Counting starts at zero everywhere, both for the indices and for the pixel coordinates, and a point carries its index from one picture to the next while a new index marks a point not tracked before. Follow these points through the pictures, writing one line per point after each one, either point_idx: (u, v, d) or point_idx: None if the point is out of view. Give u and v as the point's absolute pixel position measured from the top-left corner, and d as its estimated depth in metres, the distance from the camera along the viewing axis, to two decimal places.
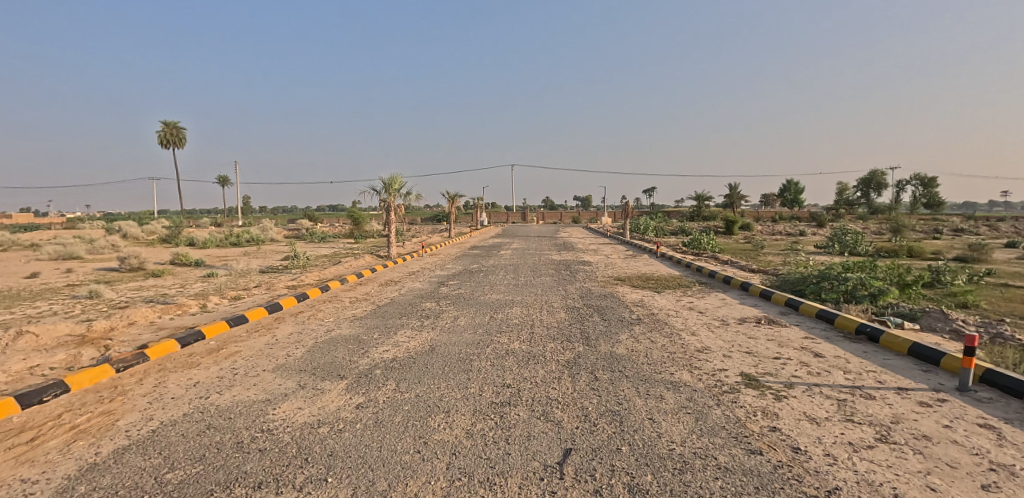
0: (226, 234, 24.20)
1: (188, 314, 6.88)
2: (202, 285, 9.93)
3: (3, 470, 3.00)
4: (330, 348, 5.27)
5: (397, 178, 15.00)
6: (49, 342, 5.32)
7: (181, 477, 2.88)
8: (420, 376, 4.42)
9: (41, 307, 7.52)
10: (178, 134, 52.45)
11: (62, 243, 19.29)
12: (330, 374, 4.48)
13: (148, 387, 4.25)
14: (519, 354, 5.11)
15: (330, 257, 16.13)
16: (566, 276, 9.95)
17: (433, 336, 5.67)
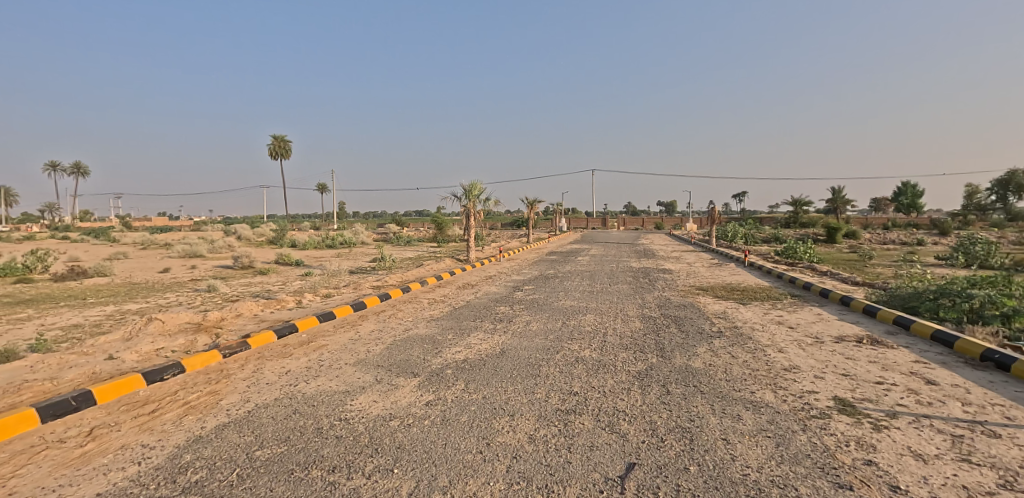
0: (323, 237, 26.41)
1: (286, 309, 7.61)
2: (300, 283, 10.94)
3: (130, 435, 3.52)
4: (407, 346, 5.55)
5: (477, 184, 15.42)
6: (173, 328, 6.16)
7: (267, 455, 3.18)
8: (488, 379, 4.50)
9: (171, 298, 8.74)
10: (285, 147, 58.14)
11: (191, 242, 22.34)
12: (404, 371, 4.72)
13: (248, 372, 4.77)
14: (589, 362, 5.02)
15: (413, 260, 16.94)
16: (644, 284, 9.58)
17: (505, 339, 5.75)
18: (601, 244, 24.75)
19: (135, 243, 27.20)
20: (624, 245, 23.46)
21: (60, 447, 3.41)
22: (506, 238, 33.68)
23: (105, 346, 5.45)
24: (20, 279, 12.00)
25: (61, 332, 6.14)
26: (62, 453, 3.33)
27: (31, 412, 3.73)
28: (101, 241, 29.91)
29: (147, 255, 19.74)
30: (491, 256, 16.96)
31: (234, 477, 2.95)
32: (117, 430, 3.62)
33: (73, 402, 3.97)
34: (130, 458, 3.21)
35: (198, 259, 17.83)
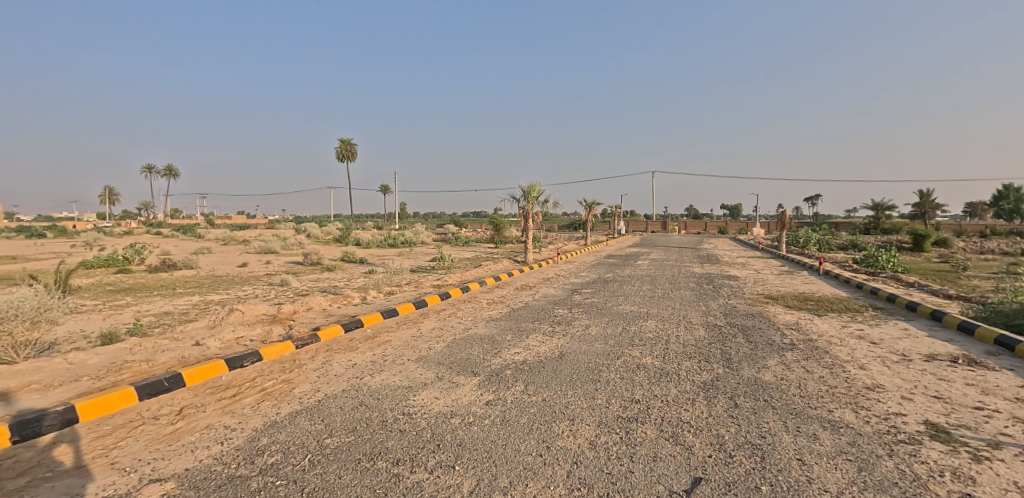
0: (385, 236, 27.44)
1: (352, 304, 7.95)
2: (364, 280, 11.42)
3: (214, 416, 3.79)
4: (466, 345, 5.61)
5: (536, 186, 15.38)
6: (251, 318, 6.60)
7: (336, 444, 3.30)
8: (548, 381, 4.45)
9: (248, 291, 9.40)
10: (351, 149, 60.99)
11: (268, 239, 24.00)
12: (465, 370, 4.77)
13: (317, 363, 5.01)
14: (651, 370, 4.84)
15: (471, 261, 17.18)
16: (708, 291, 9.15)
17: (564, 343, 5.67)
18: (661, 248, 23.95)
19: (218, 239, 29.56)
20: (685, 250, 22.59)
21: (154, 424, 3.72)
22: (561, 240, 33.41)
23: (193, 333, 5.94)
24: (123, 269, 13.38)
25: (156, 319, 6.76)
26: (156, 429, 3.64)
27: (130, 390, 4.14)
28: (188, 237, 32.70)
29: (229, 251, 21.35)
30: (548, 258, 16.86)
31: (307, 462, 3.09)
32: (202, 411, 3.91)
33: (165, 382, 4.36)
34: (214, 437, 3.45)
35: (273, 255, 19.06)
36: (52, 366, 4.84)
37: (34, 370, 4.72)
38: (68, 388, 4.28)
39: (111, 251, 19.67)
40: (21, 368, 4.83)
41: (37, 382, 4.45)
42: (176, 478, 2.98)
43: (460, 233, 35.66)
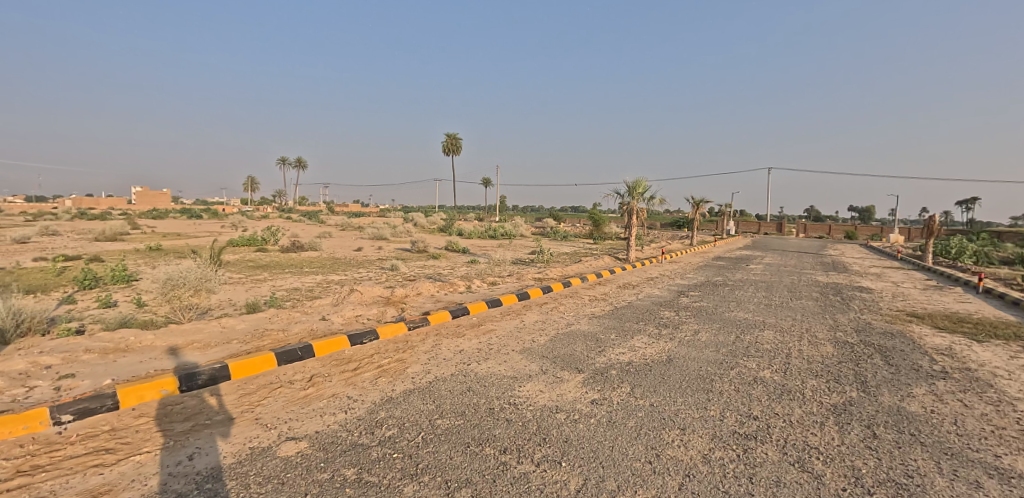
0: (486, 228, 28.37)
1: (457, 292, 8.30)
2: (467, 269, 11.88)
3: (339, 386, 4.15)
4: (570, 341, 5.57)
5: (642, 181, 14.79)
6: (367, 299, 7.17)
7: (446, 425, 3.44)
8: (656, 386, 4.26)
9: (363, 273, 10.24)
10: (456, 144, 63.76)
11: (379, 226, 25.99)
12: (569, 365, 4.73)
13: (427, 346, 5.28)
14: (770, 385, 4.42)
15: (569, 256, 17.05)
16: (837, 303, 8.17)
17: (672, 347, 5.41)
18: (776, 253, 21.88)
19: (337, 225, 32.62)
20: (804, 256, 20.44)
21: (289, 387, 4.17)
22: (660, 239, 31.93)
23: (319, 308, 6.59)
24: (262, 248, 15.31)
25: (289, 294, 7.62)
26: (291, 392, 4.07)
27: (270, 355, 4.69)
28: (315, 222, 36.73)
29: (346, 236, 23.46)
30: (649, 258, 16.19)
31: (420, 439, 3.26)
32: (329, 380, 4.30)
33: (298, 350, 4.87)
34: (339, 406, 3.78)
35: (383, 242, 20.54)
36: (209, 328, 5.66)
37: (196, 331, 5.56)
38: (222, 349, 4.97)
39: (253, 231, 22.61)
40: (187, 327, 5.72)
41: (199, 341, 5.23)
42: (308, 438, 3.30)
43: (555, 227, 35.70)
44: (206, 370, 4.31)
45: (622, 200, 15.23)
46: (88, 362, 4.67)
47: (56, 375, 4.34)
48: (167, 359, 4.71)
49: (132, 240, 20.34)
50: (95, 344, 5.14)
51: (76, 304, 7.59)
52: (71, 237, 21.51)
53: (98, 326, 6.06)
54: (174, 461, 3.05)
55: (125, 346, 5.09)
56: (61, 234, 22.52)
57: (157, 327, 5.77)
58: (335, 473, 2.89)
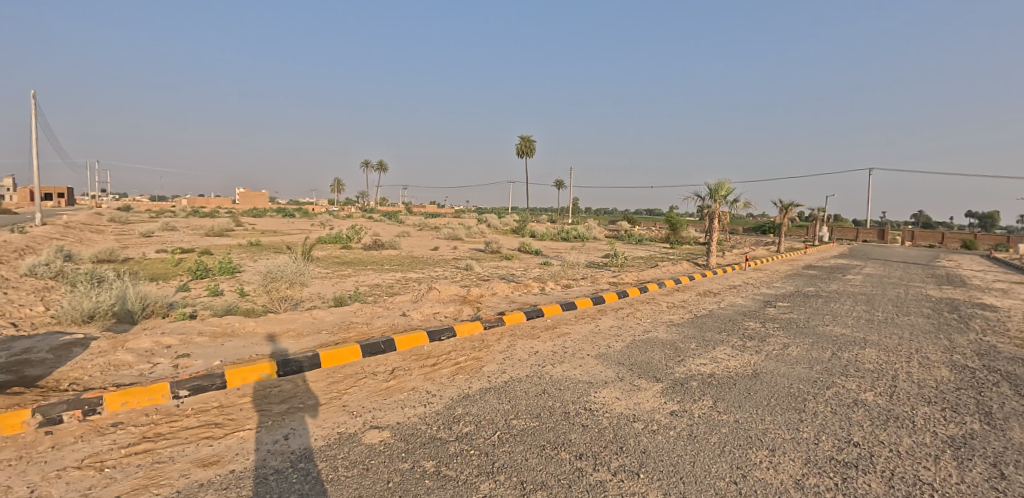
0: (559, 230, 28.36)
1: (531, 293, 8.37)
2: (540, 271, 11.96)
3: (418, 380, 4.34)
4: (648, 349, 5.42)
5: (725, 183, 14.03)
6: (445, 297, 7.44)
7: (522, 426, 3.48)
8: (741, 401, 4.02)
9: (440, 272, 10.65)
10: (529, 145, 64.13)
11: (454, 227, 26.85)
12: (646, 374, 4.60)
13: (502, 346, 5.37)
14: (874, 410, 4.00)
15: (644, 260, 16.56)
16: (959, 322, 7.21)
17: (760, 360, 5.08)
18: (879, 262, 19.77)
19: (414, 225, 34.10)
20: (913, 266, 18.28)
21: (373, 378, 4.42)
22: (741, 244, 30.04)
23: (400, 304, 6.93)
24: (348, 246, 16.39)
25: (372, 289, 8.10)
26: (375, 383, 4.31)
27: (356, 347, 5.01)
28: (395, 221, 38.66)
29: (424, 235, 24.49)
30: (731, 264, 15.30)
31: (496, 438, 3.32)
32: (410, 373, 4.51)
33: (381, 344, 5.15)
34: (419, 399, 3.96)
35: (458, 242, 21.17)
36: (301, 318, 6.16)
37: (291, 320, 6.07)
38: (313, 339, 5.38)
39: (340, 230, 24.25)
40: (283, 316, 6.26)
41: (293, 330, 5.71)
42: (390, 428, 3.48)
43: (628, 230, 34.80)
44: (300, 357, 4.69)
45: (703, 202, 14.55)
46: (201, 344, 5.26)
47: (175, 354, 4.93)
48: (266, 345, 5.19)
49: (238, 235, 22.63)
50: (206, 328, 5.77)
51: (190, 292, 8.58)
52: (190, 232, 24.37)
53: (208, 312, 6.82)
54: (273, 440, 3.34)
55: (232, 331, 5.67)
56: (180, 229, 25.57)
57: (257, 315, 6.38)
58: (415, 464, 3.01)
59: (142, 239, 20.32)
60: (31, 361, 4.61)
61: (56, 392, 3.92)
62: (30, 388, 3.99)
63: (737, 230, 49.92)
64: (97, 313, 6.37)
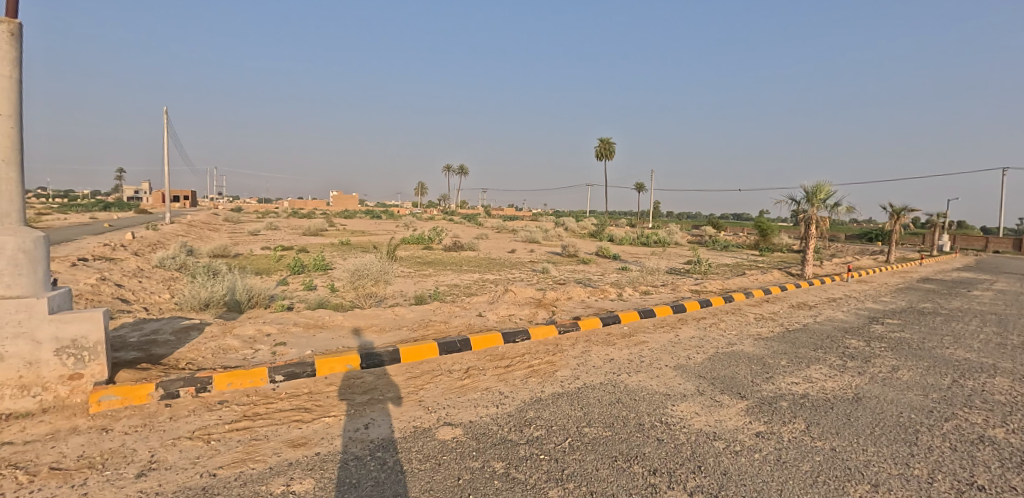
0: (637, 235, 27.54)
1: (608, 299, 8.18)
2: (618, 276, 11.68)
3: (492, 381, 4.40)
4: (733, 363, 5.06)
5: (824, 185, 12.78)
6: (521, 300, 7.51)
7: (593, 435, 3.38)
8: (840, 427, 3.61)
9: (517, 274, 10.79)
10: (608, 148, 63.05)
11: (530, 230, 27.08)
12: (730, 389, 4.29)
13: (577, 352, 5.28)
14: (1011, 450, 3.38)
15: (729, 268, 15.54)
16: None
17: (864, 384, 4.53)
18: (1021, 278, 16.85)
19: (490, 228, 34.84)
20: None
21: (448, 376, 4.54)
22: (843, 253, 27.16)
23: (475, 305, 7.08)
24: (431, 247, 17.15)
25: (449, 289, 8.36)
26: (450, 381, 4.43)
27: (434, 345, 5.18)
28: (474, 224, 39.86)
29: (501, 238, 24.93)
30: (829, 275, 13.88)
31: (566, 444, 3.25)
32: (484, 374, 4.59)
33: (457, 343, 5.29)
34: (492, 399, 4.00)
35: (533, 245, 21.33)
36: (385, 314, 6.51)
37: (376, 316, 6.44)
38: (394, 334, 5.66)
39: (420, 231, 25.41)
40: (369, 312, 6.67)
41: (377, 325, 6.05)
42: (463, 426, 3.54)
43: (711, 236, 32.90)
44: (382, 351, 4.95)
45: (797, 206, 13.37)
46: (296, 334, 5.72)
47: (273, 341, 5.41)
48: (351, 338, 5.53)
49: (332, 235, 24.57)
50: (302, 319, 6.29)
51: (290, 286, 9.44)
52: (293, 231, 26.87)
53: (304, 305, 7.43)
54: (355, 427, 3.53)
55: (322, 323, 6.12)
56: (284, 229, 28.23)
57: (345, 309, 6.84)
58: (485, 464, 3.03)
59: (253, 237, 22.77)
60: (159, 341, 5.30)
61: (176, 370, 4.45)
62: (157, 365, 4.57)
63: (836, 237, 45.29)
64: (211, 302, 7.18)
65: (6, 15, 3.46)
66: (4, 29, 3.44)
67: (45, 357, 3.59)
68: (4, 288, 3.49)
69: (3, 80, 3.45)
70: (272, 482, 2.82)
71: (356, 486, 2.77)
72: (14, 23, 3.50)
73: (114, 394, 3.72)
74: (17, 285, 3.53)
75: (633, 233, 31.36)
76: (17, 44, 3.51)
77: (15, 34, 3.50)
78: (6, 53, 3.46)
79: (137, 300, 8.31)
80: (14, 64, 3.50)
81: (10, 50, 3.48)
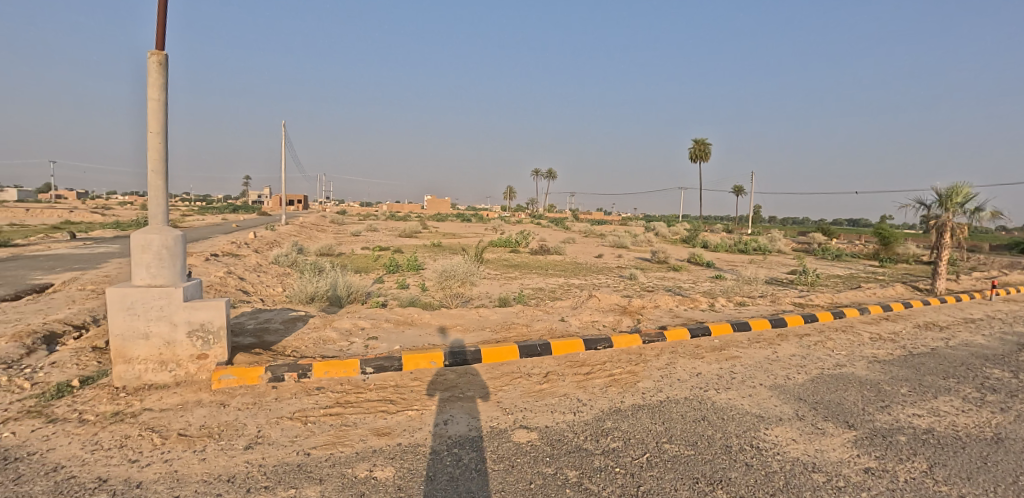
0: (734, 241, 25.66)
1: (699, 309, 7.71)
2: (711, 285, 10.98)
3: (571, 387, 4.34)
4: (842, 387, 4.49)
5: (962, 186, 10.94)
6: (605, 306, 7.34)
7: (674, 452, 3.19)
8: (978, 473, 3.02)
9: (602, 280, 10.59)
10: (704, 149, 59.55)
11: (617, 235, 26.44)
12: (837, 416, 3.81)
13: (661, 363, 5.03)
14: None
15: (842, 280, 13.88)
16: None
17: (1013, 424, 3.77)
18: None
19: (576, 232, 34.63)
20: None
21: (527, 379, 4.56)
22: (993, 267, 22.94)
23: (558, 310, 7.05)
24: (517, 250, 17.45)
25: (534, 293, 8.43)
26: (529, 384, 4.44)
27: (515, 347, 5.24)
28: (561, 228, 39.87)
29: (587, 242, 24.62)
30: (969, 291, 11.84)
31: (644, 460, 3.10)
32: (562, 379, 4.54)
33: (538, 347, 5.30)
34: (569, 406, 3.95)
35: (620, 250, 20.80)
36: (469, 315, 6.72)
37: (460, 316, 6.67)
38: (477, 335, 5.82)
39: (505, 234, 25.92)
40: (454, 311, 6.93)
41: (462, 325, 6.26)
42: (539, 430, 3.52)
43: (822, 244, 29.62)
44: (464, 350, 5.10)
45: (927, 211, 11.58)
46: (388, 329, 6.11)
47: (367, 335, 5.83)
48: (436, 336, 5.78)
49: (425, 237, 25.96)
50: (393, 316, 6.70)
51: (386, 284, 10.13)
52: (391, 233, 28.86)
53: (397, 302, 7.93)
54: (436, 422, 3.68)
55: (411, 321, 6.47)
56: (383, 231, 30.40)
57: (433, 308, 7.18)
58: (558, 471, 2.98)
59: (357, 238, 24.82)
60: (272, 329, 5.95)
61: (283, 356, 4.96)
62: (268, 350, 5.14)
63: (984, 248, 38.44)
64: (317, 296, 7.93)
65: (156, 48, 4.11)
66: (155, 60, 4.10)
67: (179, 338, 4.16)
68: (152, 277, 4.14)
69: (153, 102, 4.10)
70: (357, 467, 3.02)
71: (432, 479, 2.88)
72: (163, 54, 4.15)
73: (232, 373, 4.23)
74: (160, 275, 4.16)
75: (727, 239, 29.26)
76: (164, 71, 4.15)
77: (163, 64, 4.14)
78: (156, 79, 4.11)
79: (259, 292, 9.43)
80: (161, 88, 4.14)
81: (159, 77, 4.13)
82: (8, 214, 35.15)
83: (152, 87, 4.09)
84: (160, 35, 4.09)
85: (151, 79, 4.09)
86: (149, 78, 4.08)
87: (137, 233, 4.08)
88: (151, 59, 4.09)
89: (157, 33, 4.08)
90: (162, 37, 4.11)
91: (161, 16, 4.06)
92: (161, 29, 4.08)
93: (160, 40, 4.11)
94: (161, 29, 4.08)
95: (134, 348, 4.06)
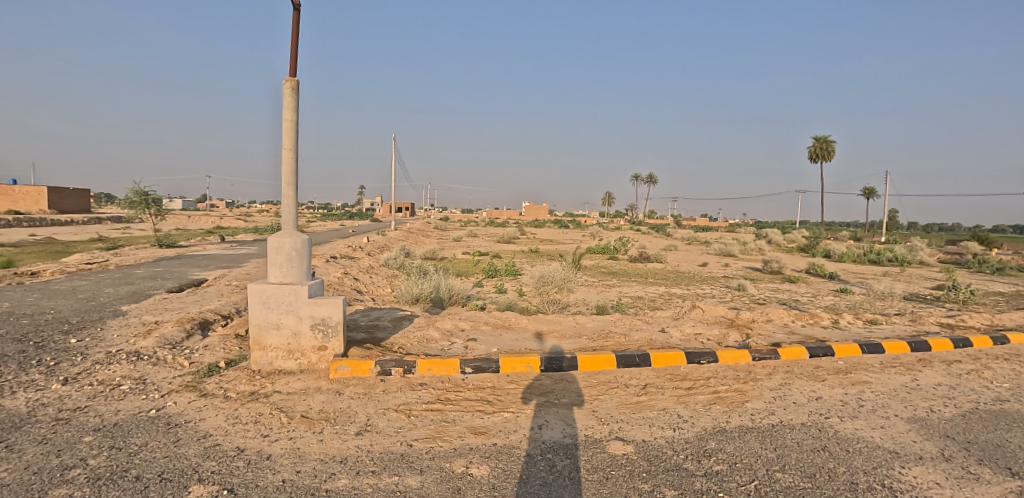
0: (866, 250, 22.56)
1: (820, 325, 6.92)
2: (835, 299, 9.79)
3: (670, 402, 4.15)
4: (1008, 426, 3.74)
5: None
6: (710, 318, 6.90)
7: (788, 483, 2.90)
8: None
9: (706, 290, 9.96)
10: (827, 147, 53.37)
11: (723, 243, 24.66)
12: (1000, 461, 3.18)
13: (774, 383, 4.60)
14: None
15: (1011, 298, 11.49)
16: None
17: None
18: None
19: (676, 239, 32.88)
20: None
21: (624, 390, 4.44)
22: None
23: (658, 320, 6.77)
24: (615, 257, 17.09)
25: (632, 301, 8.20)
26: (625, 395, 4.31)
27: (612, 356, 5.13)
28: (659, 235, 38.21)
29: (689, 250, 23.32)
30: None
31: (751, 487, 2.86)
32: (661, 393, 4.35)
33: (635, 357, 5.14)
34: (667, 421, 3.77)
35: (728, 258, 19.37)
36: (565, 322, 6.72)
37: (556, 322, 6.68)
38: (573, 342, 5.79)
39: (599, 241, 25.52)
40: (550, 317, 6.98)
41: (558, 331, 6.27)
42: (634, 444, 3.41)
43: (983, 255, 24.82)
44: (560, 357, 5.11)
45: None
46: (486, 332, 6.33)
47: (466, 337, 6.09)
48: (533, 341, 5.86)
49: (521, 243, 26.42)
50: (491, 319, 6.92)
51: (485, 287, 10.50)
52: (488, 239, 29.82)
53: (495, 306, 8.17)
54: (531, 426, 3.73)
55: (508, 325, 6.63)
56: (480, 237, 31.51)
57: (530, 313, 7.29)
58: (654, 488, 2.86)
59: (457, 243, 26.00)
60: (382, 327, 6.47)
61: (391, 352, 5.37)
62: (378, 345, 5.59)
63: None
64: (421, 297, 8.45)
65: (290, 75, 4.71)
66: (289, 85, 4.70)
67: (304, 330, 4.71)
68: (283, 276, 4.73)
69: (287, 123, 4.71)
70: (454, 462, 3.17)
71: (525, 481, 2.93)
72: (294, 80, 4.75)
73: (347, 365, 4.67)
74: (290, 274, 4.74)
75: (854, 247, 25.84)
76: (296, 95, 4.73)
77: (295, 88, 4.74)
78: (290, 102, 4.71)
79: (371, 292, 10.33)
80: (293, 110, 4.73)
81: (292, 100, 4.73)
82: (181, 221, 42.54)
83: (286, 110, 4.69)
84: (293, 64, 4.69)
85: (285, 103, 4.69)
86: (284, 102, 4.69)
87: (273, 237, 4.68)
88: (285, 85, 4.71)
89: (290, 62, 4.68)
90: (294, 65, 4.70)
91: (294, 48, 4.66)
92: (294, 58, 4.67)
93: (292, 68, 4.70)
94: (293, 59, 4.68)
95: (269, 337, 4.67)
